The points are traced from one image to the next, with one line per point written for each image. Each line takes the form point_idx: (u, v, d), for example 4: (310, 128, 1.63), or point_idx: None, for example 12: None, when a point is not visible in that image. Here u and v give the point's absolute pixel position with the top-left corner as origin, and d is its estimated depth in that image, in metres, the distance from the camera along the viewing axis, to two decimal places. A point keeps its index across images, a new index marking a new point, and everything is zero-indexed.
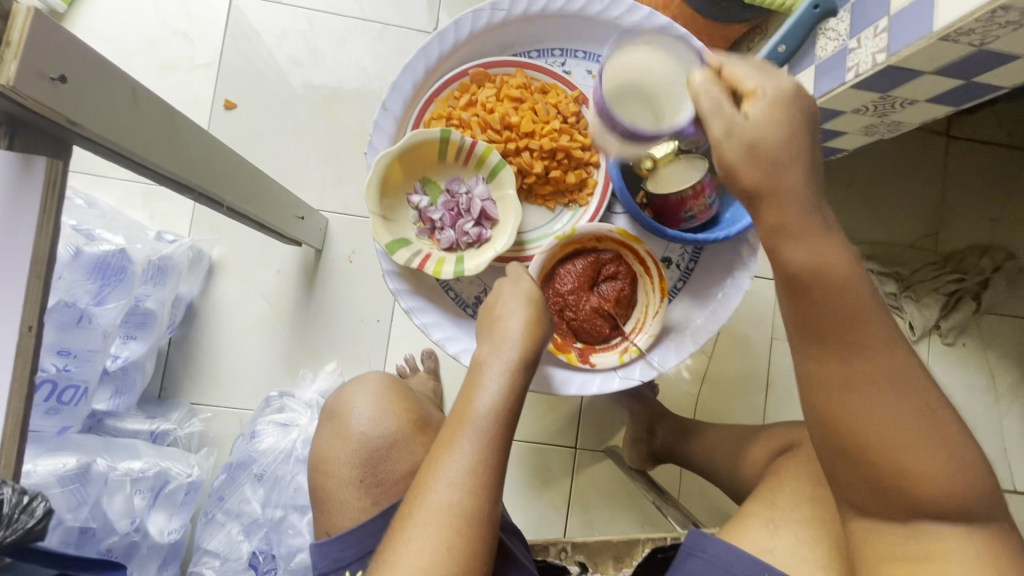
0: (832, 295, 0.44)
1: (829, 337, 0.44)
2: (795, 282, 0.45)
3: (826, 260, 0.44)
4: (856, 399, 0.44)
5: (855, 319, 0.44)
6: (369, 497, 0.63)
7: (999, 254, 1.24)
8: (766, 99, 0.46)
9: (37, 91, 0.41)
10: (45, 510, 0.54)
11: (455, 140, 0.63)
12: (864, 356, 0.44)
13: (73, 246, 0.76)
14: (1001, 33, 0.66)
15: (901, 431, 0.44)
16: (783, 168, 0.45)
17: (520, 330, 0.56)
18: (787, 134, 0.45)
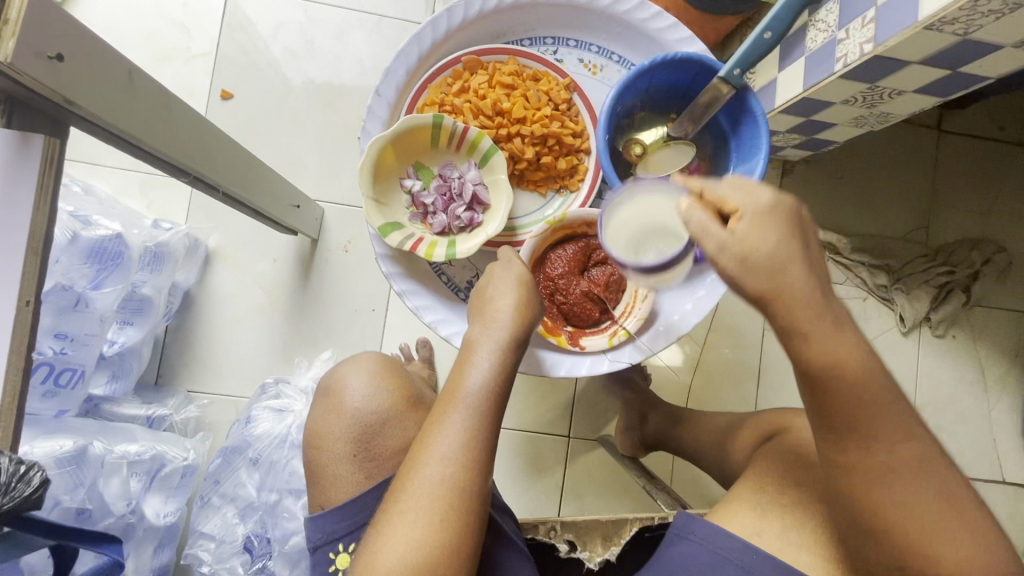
0: (853, 395, 0.42)
1: (851, 436, 0.43)
2: (811, 378, 0.42)
3: (843, 359, 0.41)
4: (881, 494, 0.43)
5: (874, 415, 0.42)
6: (362, 471, 0.64)
7: (989, 247, 1.25)
8: (755, 216, 0.43)
9: (35, 68, 0.42)
10: (42, 479, 0.53)
11: (448, 126, 0.64)
12: (884, 444, 0.43)
13: (70, 230, 0.77)
14: (984, 23, 0.67)
15: (923, 512, 0.43)
16: (783, 270, 0.41)
17: (510, 311, 0.56)
18: (784, 249, 0.42)
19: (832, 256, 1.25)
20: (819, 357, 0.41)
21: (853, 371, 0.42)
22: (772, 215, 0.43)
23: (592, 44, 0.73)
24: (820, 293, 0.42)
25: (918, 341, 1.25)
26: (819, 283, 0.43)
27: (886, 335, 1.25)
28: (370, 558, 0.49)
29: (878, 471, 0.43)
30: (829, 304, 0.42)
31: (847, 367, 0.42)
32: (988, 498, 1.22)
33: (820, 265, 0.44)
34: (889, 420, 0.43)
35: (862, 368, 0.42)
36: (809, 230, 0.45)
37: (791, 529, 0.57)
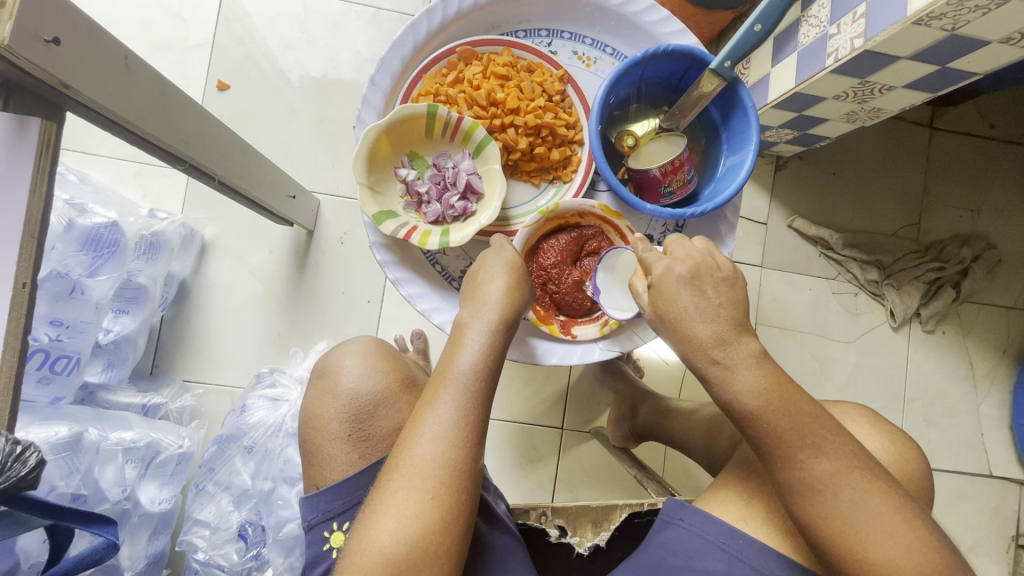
0: (763, 422, 0.50)
1: (771, 457, 0.51)
2: (731, 410, 0.52)
3: (743, 397, 0.51)
4: (808, 506, 0.50)
5: (780, 437, 0.50)
6: (357, 451, 0.65)
7: (979, 243, 1.26)
8: (660, 283, 0.54)
9: (32, 52, 0.43)
10: (38, 460, 0.52)
11: (442, 116, 0.65)
12: (803, 457, 0.50)
13: (66, 217, 0.78)
14: (971, 18, 0.68)
15: (846, 515, 0.49)
16: (682, 321, 0.53)
17: (500, 295, 0.57)
18: (685, 308, 0.53)
19: (824, 252, 1.26)
20: (724, 394, 0.52)
21: (753, 404, 0.51)
22: (677, 274, 0.54)
23: (586, 37, 0.73)
24: (716, 342, 0.52)
25: (907, 337, 1.27)
26: (717, 330, 0.52)
27: (877, 330, 1.27)
28: (364, 535, 0.50)
29: (802, 487, 0.50)
30: (725, 350, 0.52)
31: (748, 402, 0.51)
32: (975, 492, 1.24)
33: (724, 310, 0.53)
34: (801, 435, 0.50)
35: (761, 393, 0.50)
36: (715, 274, 0.55)
37: (776, 511, 0.59)
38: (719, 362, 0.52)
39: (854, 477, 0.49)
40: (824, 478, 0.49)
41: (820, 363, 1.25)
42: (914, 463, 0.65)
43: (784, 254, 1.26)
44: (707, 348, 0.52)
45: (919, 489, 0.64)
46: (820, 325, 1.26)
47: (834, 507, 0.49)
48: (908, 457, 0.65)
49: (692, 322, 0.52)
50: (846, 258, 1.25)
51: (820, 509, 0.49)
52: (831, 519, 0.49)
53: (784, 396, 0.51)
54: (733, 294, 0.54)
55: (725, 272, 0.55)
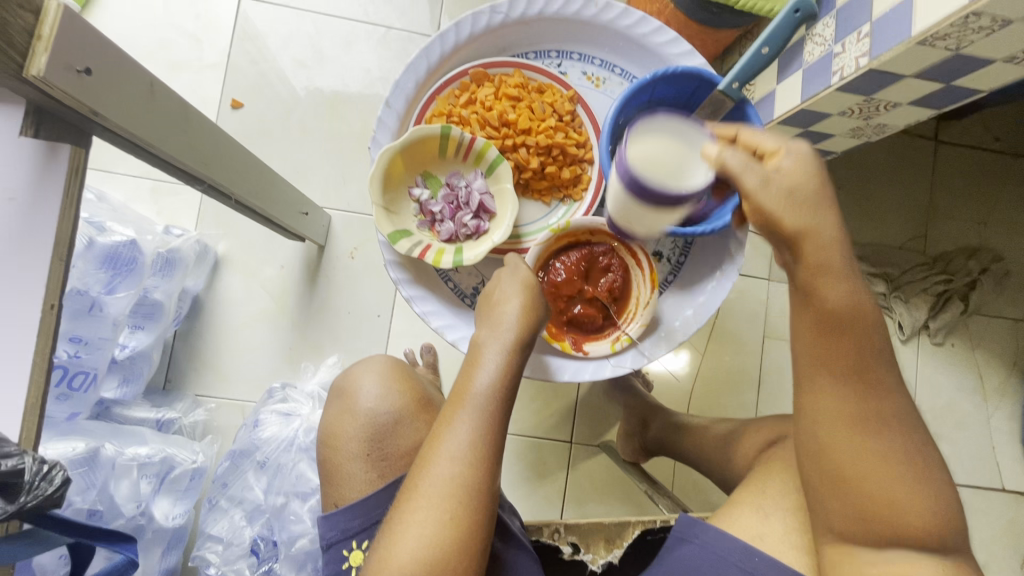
0: (851, 339, 0.47)
1: (841, 383, 0.48)
2: (830, 318, 0.47)
3: (854, 305, 0.47)
4: (848, 441, 0.48)
5: (855, 356, 0.47)
6: (375, 470, 0.66)
7: (986, 256, 1.30)
8: (796, 179, 0.47)
9: (65, 82, 0.45)
10: (64, 478, 0.52)
11: (456, 136, 0.66)
12: (869, 394, 0.48)
13: (87, 236, 0.79)
14: (975, 38, 0.69)
15: (882, 464, 0.48)
16: (821, 203, 0.47)
17: (517, 314, 0.58)
18: (817, 209, 0.47)
19: None
20: (836, 296, 0.46)
21: (864, 315, 0.47)
22: (806, 156, 0.49)
23: (595, 58, 0.75)
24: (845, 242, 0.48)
25: (916, 349, 1.28)
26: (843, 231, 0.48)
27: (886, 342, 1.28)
28: (384, 554, 0.50)
29: (855, 421, 0.48)
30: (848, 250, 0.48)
31: (861, 307, 0.47)
32: (987, 506, 1.24)
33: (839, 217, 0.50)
34: (874, 374, 0.47)
35: (868, 316, 0.47)
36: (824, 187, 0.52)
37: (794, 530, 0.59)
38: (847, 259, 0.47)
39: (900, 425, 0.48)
40: (875, 409, 0.47)
41: None
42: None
43: None
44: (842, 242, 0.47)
45: None
46: None
47: (873, 450, 0.48)
48: None
49: (834, 212, 0.47)
50: None
51: (862, 447, 0.48)
52: (863, 450, 0.47)
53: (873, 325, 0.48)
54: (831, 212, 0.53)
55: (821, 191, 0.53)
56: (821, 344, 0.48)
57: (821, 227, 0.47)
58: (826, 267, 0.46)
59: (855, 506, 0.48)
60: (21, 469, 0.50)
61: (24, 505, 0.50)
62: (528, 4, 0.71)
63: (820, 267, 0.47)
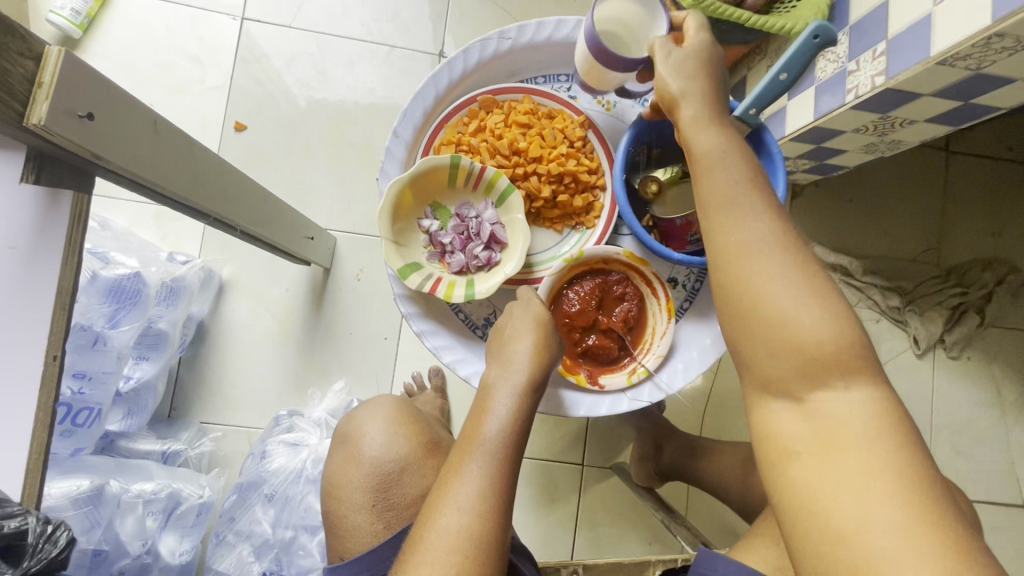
0: (716, 170, 0.50)
1: (715, 214, 0.50)
2: (697, 159, 0.52)
3: (717, 144, 0.52)
4: (737, 270, 0.47)
5: (731, 183, 0.50)
6: (381, 521, 0.63)
7: (1002, 267, 1.28)
8: (687, 57, 0.56)
9: (66, 128, 0.43)
10: (68, 538, 0.54)
11: (465, 166, 0.65)
12: (743, 219, 0.48)
13: (90, 270, 0.78)
14: (997, 58, 0.67)
15: (780, 292, 0.46)
16: (695, 74, 0.55)
17: (528, 354, 0.56)
18: (696, 78, 0.55)
19: (844, 278, 1.27)
20: (700, 139, 0.52)
21: (725, 150, 0.51)
22: (708, 46, 0.56)
23: None
24: (709, 101, 0.54)
25: (932, 363, 1.28)
26: (712, 94, 0.54)
27: (901, 357, 1.27)
28: None
29: (738, 248, 0.48)
30: (717, 110, 0.54)
31: (723, 146, 0.52)
32: (1004, 521, 1.26)
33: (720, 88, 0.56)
34: (747, 199, 0.49)
35: (730, 149, 0.51)
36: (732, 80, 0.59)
37: None
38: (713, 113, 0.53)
39: (790, 248, 0.47)
40: (758, 238, 0.48)
41: None
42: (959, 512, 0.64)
43: None
44: (706, 102, 0.54)
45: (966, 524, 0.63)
46: None
47: (764, 273, 0.46)
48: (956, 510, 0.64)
49: (704, 80, 0.54)
50: (866, 285, 1.26)
51: (751, 272, 0.47)
52: (754, 278, 0.46)
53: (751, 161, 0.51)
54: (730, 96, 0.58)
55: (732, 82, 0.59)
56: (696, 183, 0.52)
57: (691, 89, 0.54)
58: (697, 119, 0.53)
59: (762, 347, 0.46)
60: (25, 530, 0.52)
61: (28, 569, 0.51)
62: (537, 29, 0.70)
63: (694, 119, 0.53)
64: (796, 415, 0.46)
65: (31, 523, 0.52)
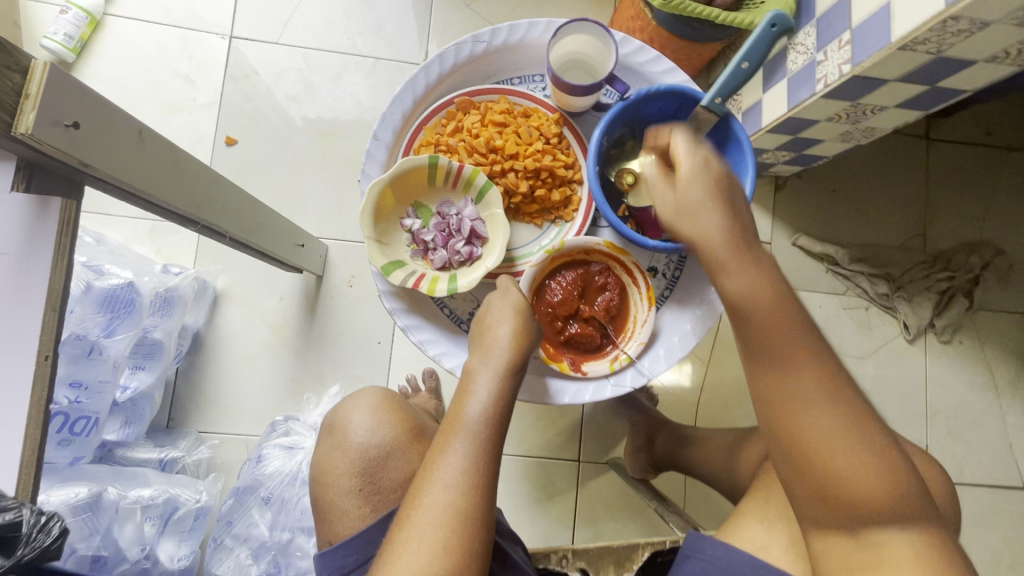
0: (758, 320, 0.48)
1: (760, 365, 0.49)
2: (731, 307, 0.50)
3: (750, 290, 0.49)
4: (790, 420, 0.47)
5: (779, 340, 0.48)
6: (368, 505, 0.65)
7: (988, 250, 1.30)
8: (684, 185, 0.52)
9: (53, 137, 0.45)
10: (61, 529, 0.53)
11: (443, 165, 0.67)
12: (791, 373, 0.47)
13: (84, 281, 0.79)
14: (955, 41, 0.69)
15: (836, 443, 0.46)
16: (700, 210, 0.51)
17: (508, 339, 0.58)
18: (705, 205, 0.51)
19: (831, 267, 1.28)
20: (734, 286, 0.49)
21: (761, 297, 0.49)
22: (699, 168, 0.52)
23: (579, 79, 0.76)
24: (728, 236, 0.50)
25: (923, 348, 1.29)
26: (728, 225, 0.50)
27: (891, 343, 1.29)
28: None
29: (787, 402, 0.47)
30: (739, 245, 0.50)
31: (757, 293, 0.49)
32: (1003, 503, 1.26)
33: (733, 209, 0.51)
34: (794, 348, 0.48)
35: (770, 295, 0.49)
36: (740, 186, 0.53)
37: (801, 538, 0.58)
38: (734, 251, 0.50)
39: (838, 400, 0.47)
40: (807, 390, 0.47)
41: None
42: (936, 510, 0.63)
43: (791, 272, 1.28)
44: (721, 236, 0.50)
45: (946, 508, 0.64)
46: (831, 341, 1.29)
47: (816, 424, 0.46)
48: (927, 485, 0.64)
49: (718, 214, 0.50)
50: (854, 272, 1.28)
51: (801, 424, 0.47)
52: (806, 436, 0.47)
53: (789, 299, 0.49)
54: (744, 203, 0.53)
55: (743, 189, 0.53)
56: (733, 327, 0.50)
57: (703, 227, 0.51)
58: (722, 263, 0.50)
59: (813, 491, 0.47)
60: (18, 521, 0.50)
61: (21, 557, 0.50)
62: (510, 31, 0.72)
63: (715, 261, 0.50)
64: (853, 547, 0.47)
65: (24, 514, 0.51)
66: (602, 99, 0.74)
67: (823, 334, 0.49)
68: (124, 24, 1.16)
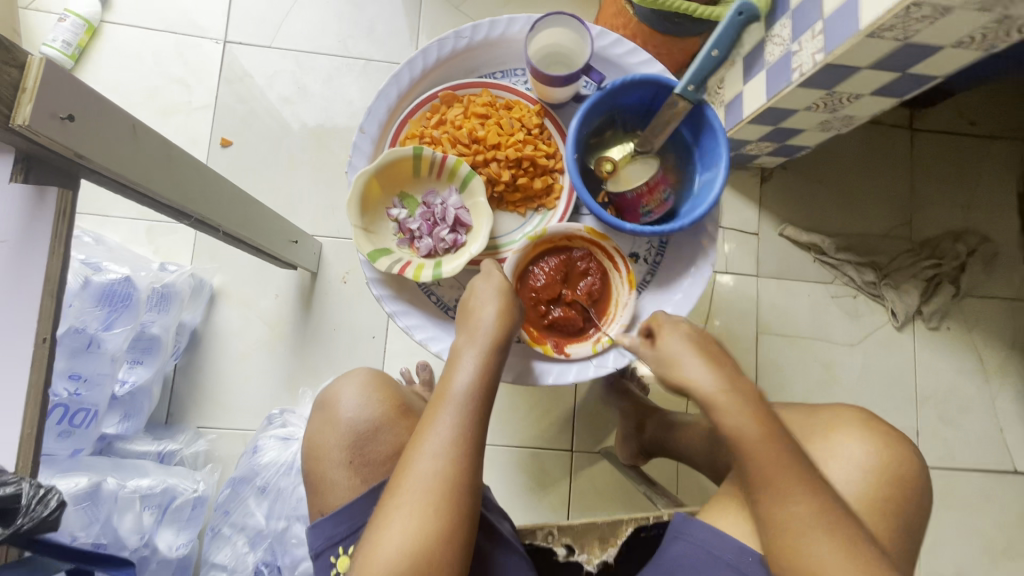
0: (754, 455, 0.56)
1: (759, 496, 0.56)
2: (730, 444, 0.57)
3: (744, 429, 0.56)
4: (787, 540, 0.55)
5: (774, 473, 0.55)
6: (358, 476, 0.67)
7: (973, 238, 1.32)
8: (671, 346, 0.62)
9: (48, 128, 0.48)
10: (59, 500, 0.54)
11: (427, 156, 0.69)
12: (785, 500, 0.55)
13: (83, 276, 0.82)
14: (920, 27, 0.71)
15: (827, 560, 0.54)
16: (686, 359, 0.60)
17: (493, 317, 0.60)
18: (689, 360, 0.60)
19: (818, 257, 1.30)
20: (729, 421, 0.56)
21: (754, 435, 0.56)
22: (681, 335, 0.62)
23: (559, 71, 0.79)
24: (721, 383, 0.57)
25: (912, 335, 1.31)
26: (719, 374, 0.58)
27: (880, 331, 1.30)
28: (371, 548, 0.51)
29: (783, 525, 0.55)
30: (731, 389, 0.57)
31: (749, 432, 0.56)
32: (994, 488, 1.27)
33: (720, 362, 0.59)
34: (786, 478, 0.55)
35: (760, 433, 0.56)
36: (717, 344, 0.63)
37: None
38: (726, 397, 0.57)
39: (827, 524, 0.54)
40: (800, 518, 0.55)
41: (826, 367, 1.29)
42: (905, 512, 0.65)
43: (779, 262, 1.30)
44: (712, 387, 0.57)
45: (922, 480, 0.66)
46: (820, 330, 1.30)
47: (809, 545, 0.54)
48: (897, 459, 0.66)
49: (705, 364, 0.58)
50: (841, 261, 1.30)
51: (797, 546, 0.55)
52: (802, 554, 0.54)
53: (778, 439, 0.56)
54: (726, 356, 0.62)
55: (720, 346, 0.63)
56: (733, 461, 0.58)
57: (693, 376, 0.58)
58: (716, 405, 0.57)
59: None
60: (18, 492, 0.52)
61: (19, 527, 0.51)
62: (491, 26, 0.74)
63: (709, 402, 0.57)
64: None
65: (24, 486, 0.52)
66: (582, 91, 0.76)
67: (814, 465, 0.57)
68: (121, 31, 1.19)
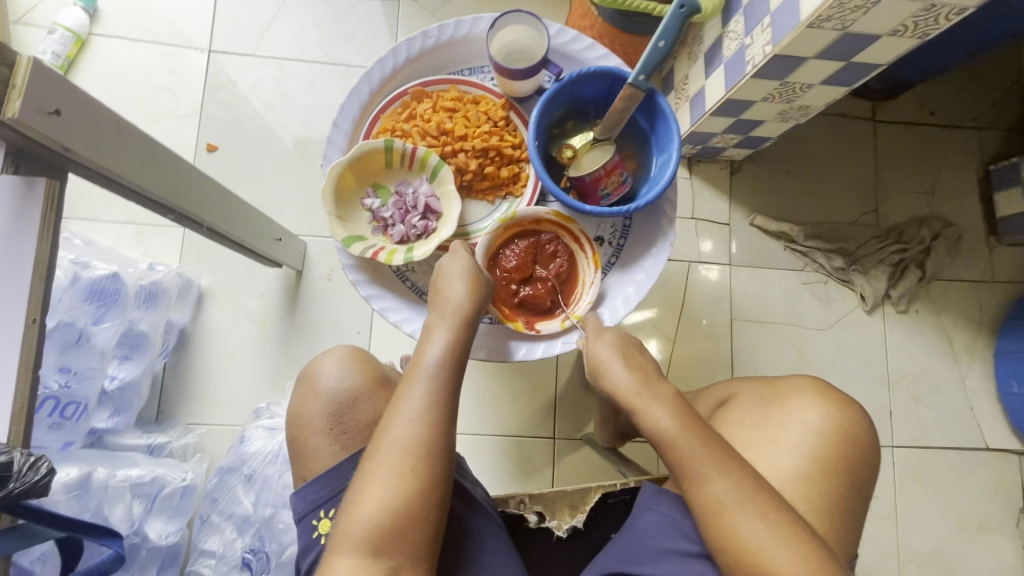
0: (673, 445, 0.61)
1: (686, 482, 0.60)
2: (653, 441, 0.63)
3: (661, 421, 0.63)
4: (719, 522, 0.58)
5: (694, 460, 0.60)
6: (339, 443, 0.70)
7: (937, 223, 1.37)
8: (602, 353, 0.71)
9: (38, 122, 0.52)
10: (48, 467, 0.60)
11: (398, 148, 0.73)
12: (707, 481, 0.59)
13: (71, 272, 0.87)
14: (855, 17, 0.76)
15: (756, 535, 0.56)
16: (612, 366, 0.69)
17: (463, 293, 0.64)
18: (615, 365, 0.69)
19: (789, 245, 1.35)
20: (647, 419, 0.64)
21: (669, 427, 0.62)
22: (610, 342, 0.72)
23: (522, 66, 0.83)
24: (637, 385, 0.67)
25: (881, 318, 1.35)
26: (635, 376, 0.68)
27: (851, 315, 1.35)
28: (353, 508, 0.54)
29: (714, 504, 0.58)
30: (646, 389, 0.66)
31: (665, 423, 0.63)
32: (968, 464, 1.31)
33: (640, 368, 0.69)
34: (706, 459, 0.59)
35: (674, 424, 0.62)
36: (644, 353, 0.72)
37: None
38: (643, 396, 0.66)
39: (752, 498, 0.57)
40: (726, 498, 0.58)
41: (799, 352, 1.33)
42: (862, 468, 0.68)
43: (750, 251, 1.35)
44: (631, 388, 0.67)
45: (872, 440, 0.69)
46: (793, 315, 1.34)
47: (739, 522, 0.57)
48: (850, 423, 0.68)
49: (624, 369, 0.68)
50: (810, 248, 1.34)
51: (728, 525, 0.57)
52: (732, 534, 0.57)
53: (695, 424, 0.62)
54: (650, 362, 0.71)
55: (648, 356, 0.72)
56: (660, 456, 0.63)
57: (618, 381, 0.68)
58: (636, 404, 0.66)
59: None
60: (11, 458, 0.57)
61: (11, 490, 0.56)
62: (457, 26, 0.79)
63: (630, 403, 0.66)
64: None
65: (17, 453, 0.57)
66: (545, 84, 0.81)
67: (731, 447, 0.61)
68: (108, 42, 1.24)
